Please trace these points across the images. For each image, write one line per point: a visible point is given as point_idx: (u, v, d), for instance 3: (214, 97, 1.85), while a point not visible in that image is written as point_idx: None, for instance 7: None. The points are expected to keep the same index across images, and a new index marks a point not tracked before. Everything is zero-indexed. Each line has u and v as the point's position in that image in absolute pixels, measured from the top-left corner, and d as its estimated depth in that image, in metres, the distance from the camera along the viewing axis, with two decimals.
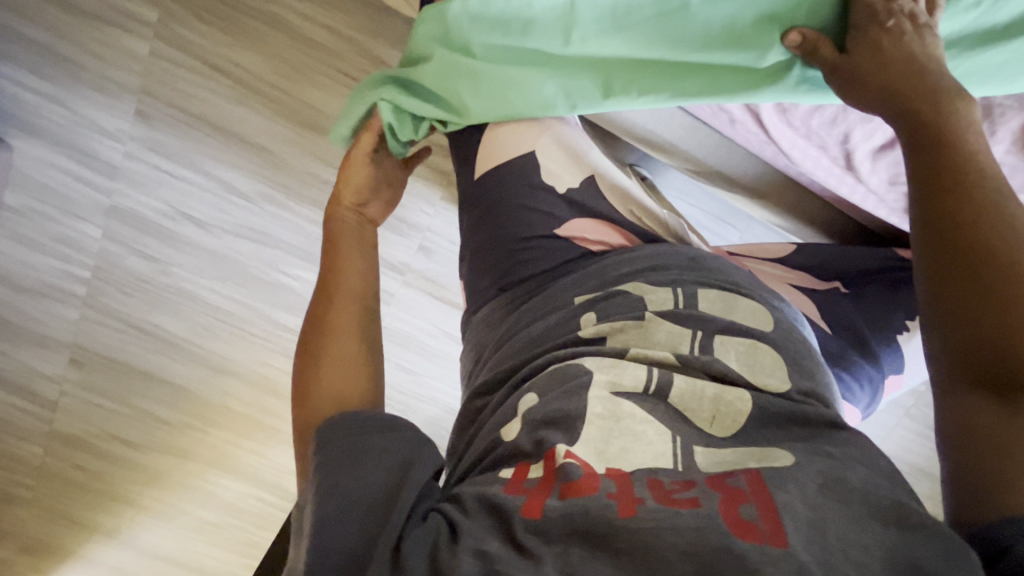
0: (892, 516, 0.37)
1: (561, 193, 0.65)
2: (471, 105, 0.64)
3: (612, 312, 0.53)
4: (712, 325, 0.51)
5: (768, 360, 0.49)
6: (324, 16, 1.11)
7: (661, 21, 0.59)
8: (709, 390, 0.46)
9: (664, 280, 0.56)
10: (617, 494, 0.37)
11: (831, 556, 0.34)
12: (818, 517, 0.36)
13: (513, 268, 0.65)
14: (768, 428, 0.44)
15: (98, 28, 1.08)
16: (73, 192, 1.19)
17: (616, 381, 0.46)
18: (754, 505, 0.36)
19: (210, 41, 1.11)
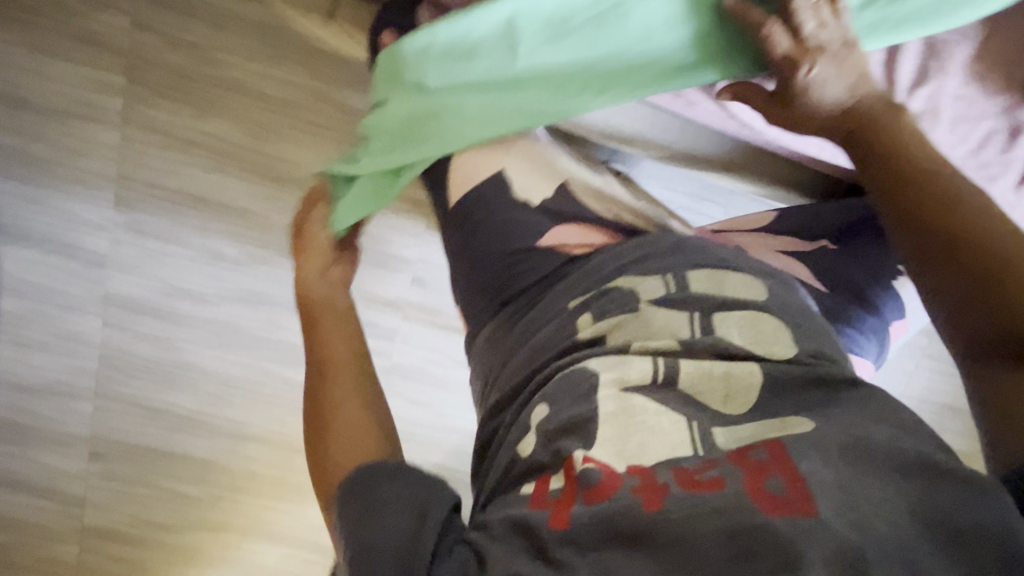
0: (921, 467, 0.36)
1: (535, 204, 0.66)
2: (434, 137, 0.64)
3: (608, 308, 0.53)
4: (707, 304, 0.51)
5: (771, 328, 0.49)
6: (282, 75, 1.19)
7: (602, 23, 0.61)
8: (717, 369, 0.46)
9: (652, 267, 0.56)
10: (641, 488, 0.37)
11: (865, 515, 0.33)
12: (846, 480, 0.35)
13: (507, 284, 0.65)
14: (785, 398, 0.44)
15: (70, 124, 1.16)
16: (68, 288, 1.23)
17: (623, 377, 0.46)
18: (780, 477, 0.35)
19: (179, 117, 1.19)
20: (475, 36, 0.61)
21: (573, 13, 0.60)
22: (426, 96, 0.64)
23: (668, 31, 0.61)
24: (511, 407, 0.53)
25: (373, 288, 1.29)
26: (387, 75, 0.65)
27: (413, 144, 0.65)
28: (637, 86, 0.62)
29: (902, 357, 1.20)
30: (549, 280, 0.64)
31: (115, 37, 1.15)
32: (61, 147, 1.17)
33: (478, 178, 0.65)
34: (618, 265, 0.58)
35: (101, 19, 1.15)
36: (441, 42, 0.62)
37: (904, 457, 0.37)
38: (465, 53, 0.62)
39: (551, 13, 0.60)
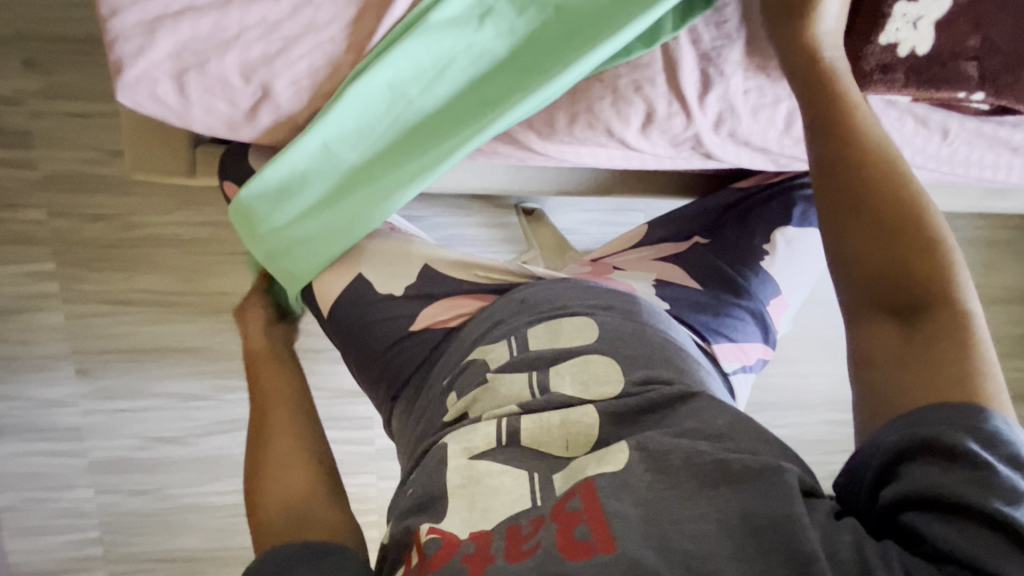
0: (720, 477, 0.46)
1: (399, 295, 0.70)
2: (295, 267, 0.72)
3: (465, 385, 0.61)
4: (544, 359, 0.60)
5: (601, 368, 0.59)
6: (194, 215, 1.26)
7: (404, 121, 0.66)
8: (554, 419, 0.55)
9: (498, 334, 0.65)
10: (470, 557, 0.46)
11: (667, 539, 0.43)
12: (649, 509, 0.45)
13: (393, 376, 0.69)
14: (613, 427, 0.54)
15: (14, 319, 1.25)
16: (55, 467, 1.34)
17: (470, 445, 0.55)
18: (587, 522, 0.45)
19: (111, 282, 1.26)
20: (299, 168, 0.67)
21: (375, 122, 0.65)
22: (277, 228, 0.71)
23: (463, 116, 0.65)
24: (404, 485, 0.61)
25: (337, 383, 1.39)
26: (238, 215, 0.71)
27: (283, 274, 0.74)
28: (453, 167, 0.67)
29: (828, 309, 1.27)
30: (428, 362, 0.68)
31: (34, 230, 1.22)
32: (9, 341, 1.26)
33: (343, 287, 0.71)
34: (476, 335, 0.66)
35: (14, 216, 1.21)
36: (272, 183, 0.68)
37: (707, 470, 0.46)
38: (299, 185, 0.69)
39: (354, 128, 0.65)
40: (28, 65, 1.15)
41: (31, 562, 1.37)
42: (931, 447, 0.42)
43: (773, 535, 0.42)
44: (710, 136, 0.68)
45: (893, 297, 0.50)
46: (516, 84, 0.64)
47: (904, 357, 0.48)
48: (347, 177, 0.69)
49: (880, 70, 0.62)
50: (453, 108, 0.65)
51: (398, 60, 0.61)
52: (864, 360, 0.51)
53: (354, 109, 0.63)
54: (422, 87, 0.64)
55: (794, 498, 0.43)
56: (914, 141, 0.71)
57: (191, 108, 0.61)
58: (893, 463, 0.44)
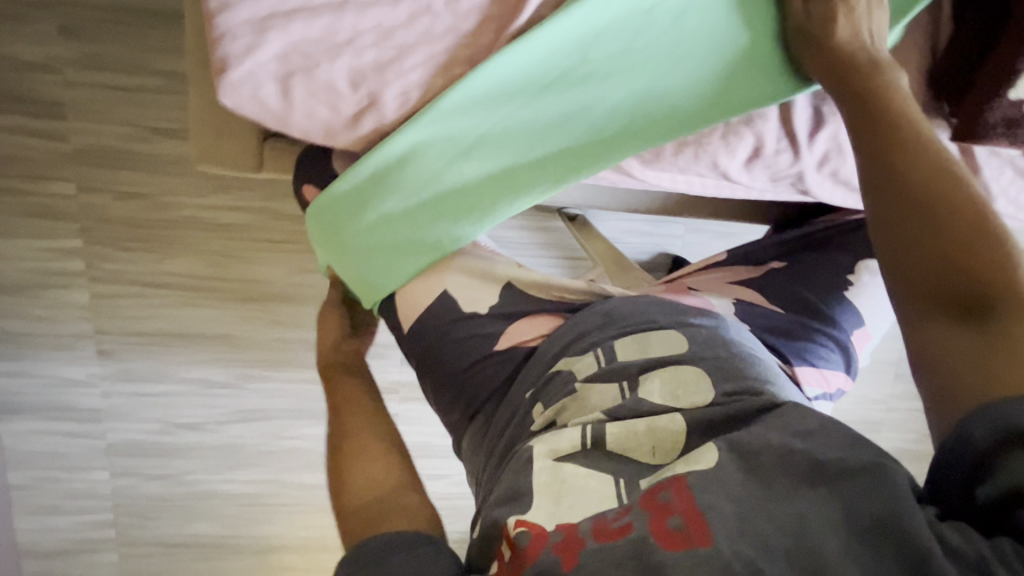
0: (814, 473, 0.45)
1: (484, 313, 0.68)
2: (372, 281, 0.68)
3: (553, 398, 0.60)
4: (633, 369, 0.58)
5: (691, 376, 0.57)
6: (232, 201, 1.22)
7: (495, 131, 0.61)
8: (641, 424, 0.54)
9: (584, 345, 0.62)
10: (561, 547, 0.45)
11: (768, 537, 0.41)
12: (743, 507, 0.44)
13: (471, 392, 0.67)
14: (708, 436, 0.52)
15: (38, 295, 1.20)
16: (71, 448, 1.31)
17: (556, 448, 0.53)
18: (681, 515, 0.44)
19: (141, 263, 1.22)
20: (372, 176, 0.63)
21: (466, 133, 0.61)
22: (355, 241, 0.67)
23: (558, 126, 0.61)
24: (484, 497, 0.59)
25: None
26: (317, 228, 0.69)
27: (360, 283, 0.70)
28: (548, 184, 0.63)
29: None
30: (509, 379, 0.66)
31: (61, 204, 1.17)
32: (29, 317, 1.21)
33: (430, 296, 0.68)
34: (558, 347, 0.64)
35: (43, 189, 1.15)
36: (350, 192, 0.64)
37: (801, 469, 0.45)
38: (373, 192, 0.64)
39: (445, 133, 0.60)
40: (65, 32, 1.08)
41: (42, 540, 1.35)
42: (1015, 437, 0.39)
43: (881, 533, 0.40)
44: (813, 174, 0.67)
45: (952, 294, 0.46)
46: (622, 104, 0.61)
47: (952, 317, 0.46)
48: (427, 189, 0.63)
49: (1004, 124, 0.58)
50: (550, 121, 0.61)
51: (495, 75, 0.57)
52: (938, 367, 0.46)
53: (442, 117, 0.59)
54: (523, 100, 0.60)
55: (892, 489, 0.42)
56: (1009, 191, 0.69)
57: (290, 114, 0.58)
58: (988, 459, 0.40)
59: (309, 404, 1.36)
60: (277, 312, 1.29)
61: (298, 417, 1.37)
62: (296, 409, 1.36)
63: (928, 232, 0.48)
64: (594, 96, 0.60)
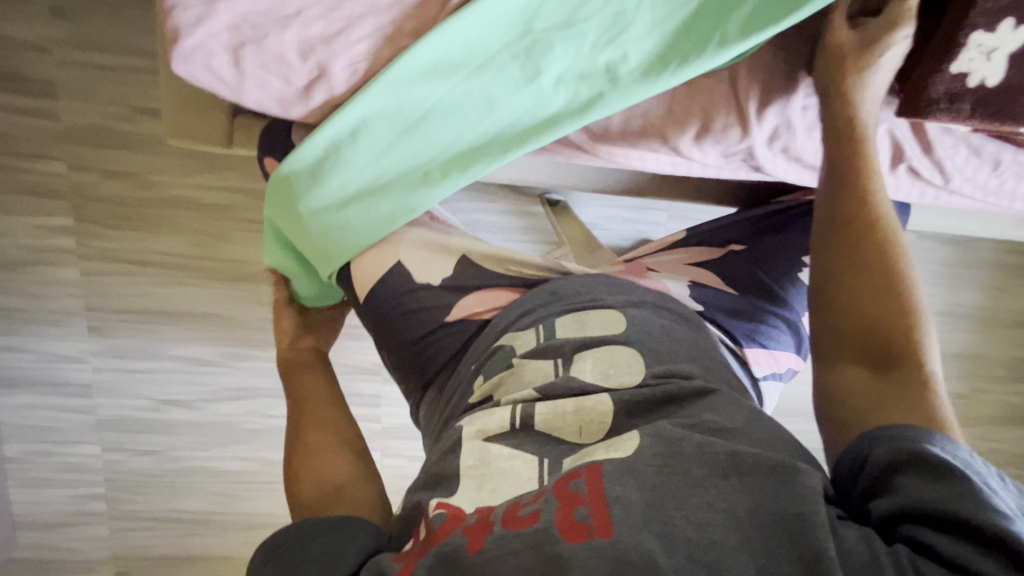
0: (731, 468, 0.44)
1: (438, 285, 0.69)
2: (327, 255, 0.70)
3: (491, 370, 0.60)
4: (569, 347, 0.59)
5: (625, 357, 0.57)
6: (218, 181, 1.25)
7: (443, 103, 0.63)
8: (568, 405, 0.54)
9: (527, 322, 0.63)
10: (470, 529, 0.45)
11: (672, 526, 0.41)
12: (653, 499, 0.43)
13: (422, 365, 0.69)
14: (633, 416, 0.52)
15: (30, 272, 1.24)
16: (63, 422, 1.35)
17: (484, 428, 0.54)
18: (587, 505, 0.43)
19: (129, 242, 1.25)
20: (327, 147, 0.65)
21: (415, 107, 0.63)
22: (307, 218, 0.68)
23: (504, 98, 0.63)
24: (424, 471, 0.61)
25: (347, 360, 1.40)
26: (274, 208, 0.71)
27: (313, 255, 0.71)
28: (497, 154, 0.64)
29: None
30: (457, 355, 0.67)
31: (52, 182, 1.20)
32: (22, 293, 1.25)
33: (380, 272, 0.69)
34: (503, 325, 0.65)
35: (35, 167, 1.19)
36: (306, 163, 0.66)
37: (716, 461, 0.45)
38: (328, 163, 0.66)
39: (394, 106, 0.62)
40: (53, 11, 1.11)
41: (34, 512, 1.39)
42: (914, 463, 0.43)
43: (786, 534, 0.40)
44: (763, 150, 0.68)
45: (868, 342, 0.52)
46: (567, 75, 0.62)
47: (870, 331, 0.52)
48: (380, 160, 0.65)
49: (948, 99, 0.59)
50: (497, 93, 0.62)
51: (440, 45, 0.59)
52: (845, 399, 0.52)
53: (391, 87, 0.61)
54: (469, 71, 0.61)
55: (800, 496, 0.42)
56: (965, 169, 0.69)
57: (245, 85, 0.60)
58: (887, 475, 0.44)
59: None
60: (261, 292, 1.31)
61: (282, 397, 1.40)
62: (280, 388, 1.39)
63: (857, 255, 0.55)
64: (540, 67, 0.61)
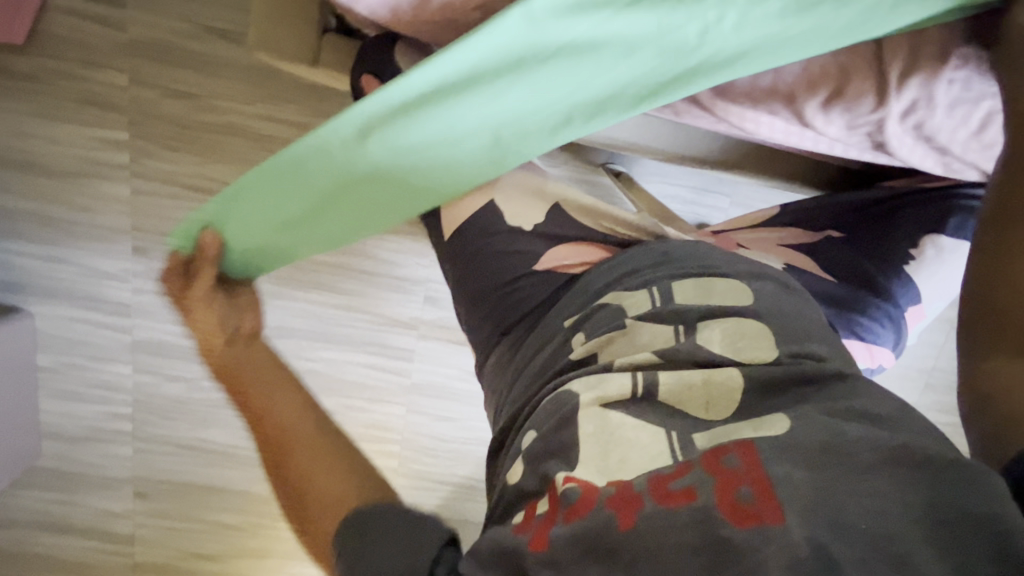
0: (910, 462, 0.37)
1: (529, 231, 0.66)
2: (399, 203, 0.66)
3: (597, 328, 0.54)
4: (691, 314, 0.51)
5: (755, 330, 0.49)
6: (279, 112, 1.22)
7: (578, 44, 0.59)
8: (697, 376, 0.46)
9: (637, 283, 0.56)
10: (615, 501, 0.39)
11: (845, 517, 0.34)
12: (822, 483, 0.36)
13: (506, 312, 0.65)
14: (773, 397, 0.44)
15: (81, 182, 1.22)
16: (97, 339, 1.34)
17: (604, 394, 0.47)
18: (751, 484, 0.37)
19: (183, 164, 1.23)
20: (439, 81, 0.60)
21: (542, 45, 0.59)
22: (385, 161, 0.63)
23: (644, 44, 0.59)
24: (510, 434, 0.55)
25: (386, 310, 1.38)
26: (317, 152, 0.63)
27: (376, 203, 0.66)
28: (619, 108, 0.61)
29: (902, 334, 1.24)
30: (546, 306, 0.63)
31: (112, 94, 1.17)
32: (71, 203, 1.23)
33: (472, 210, 0.67)
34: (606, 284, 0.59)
35: (97, 77, 1.16)
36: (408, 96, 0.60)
37: (896, 451, 0.37)
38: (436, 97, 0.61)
39: (520, 42, 0.58)
40: None
41: (59, 425, 1.39)
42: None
43: (978, 533, 0.33)
44: (894, 124, 0.63)
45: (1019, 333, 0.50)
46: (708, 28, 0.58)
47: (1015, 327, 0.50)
48: (496, 98, 0.61)
49: None
50: (632, 38, 0.59)
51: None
52: (996, 394, 0.49)
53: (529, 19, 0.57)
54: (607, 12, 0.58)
55: (998, 495, 0.35)
56: None
57: None
58: None
59: (330, 328, 1.38)
60: None
61: (317, 340, 1.38)
62: (316, 331, 1.37)
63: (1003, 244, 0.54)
64: (690, 18, 0.58)
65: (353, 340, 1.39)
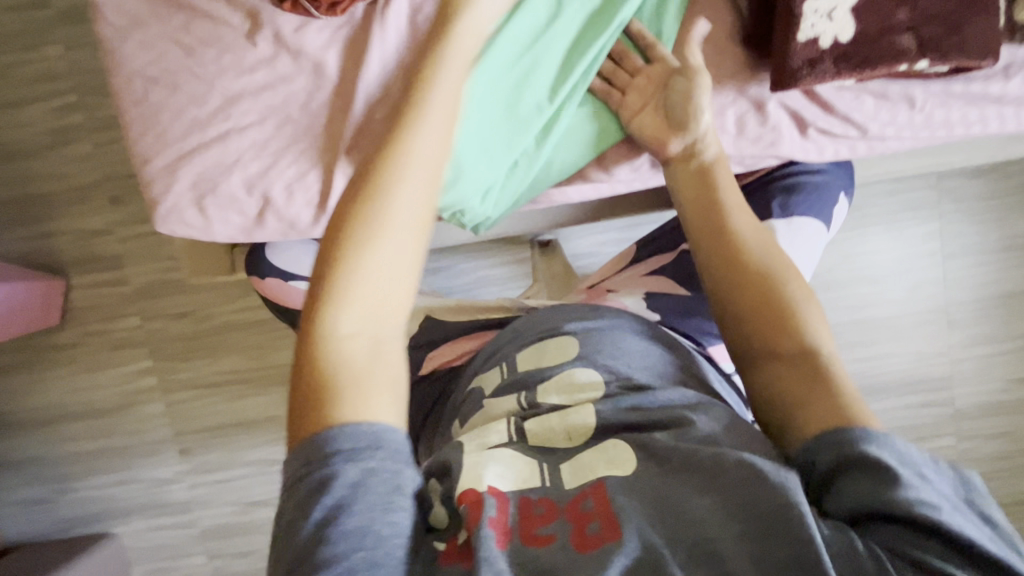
0: (713, 471, 0.50)
1: (419, 342, 0.80)
2: None
3: (468, 413, 0.66)
4: (531, 380, 0.64)
5: (580, 379, 0.62)
6: (252, 299, 1.41)
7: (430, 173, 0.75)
8: (554, 417, 0.59)
9: (494, 363, 0.70)
10: (495, 523, 0.49)
11: (678, 531, 0.48)
12: (659, 513, 0.49)
13: (419, 414, 0.75)
14: (609, 429, 0.57)
15: (127, 411, 1.46)
16: (173, 539, 1.52)
17: (485, 441, 0.58)
18: (599, 520, 0.49)
19: (197, 369, 1.44)
20: None
21: None
22: None
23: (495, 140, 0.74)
24: None
25: None
26: None
27: None
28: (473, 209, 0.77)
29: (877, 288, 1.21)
30: (444, 399, 0.73)
31: (133, 335, 1.43)
32: (125, 431, 1.47)
33: None
34: (475, 367, 0.73)
35: (117, 326, 1.42)
36: None
37: (699, 467, 0.51)
38: None
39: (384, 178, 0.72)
40: (112, 201, 1.36)
41: None
42: (853, 463, 0.48)
43: (777, 521, 0.45)
44: None
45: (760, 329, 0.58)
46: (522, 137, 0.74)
47: (763, 326, 0.58)
48: None
49: (808, 64, 0.64)
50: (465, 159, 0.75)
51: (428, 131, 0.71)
52: (777, 396, 0.56)
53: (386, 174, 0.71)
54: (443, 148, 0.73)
55: (786, 483, 0.47)
56: (879, 115, 0.70)
57: (212, 226, 0.73)
58: (830, 476, 0.49)
59: None
60: None
61: None
62: None
63: (728, 259, 0.61)
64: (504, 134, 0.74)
65: None
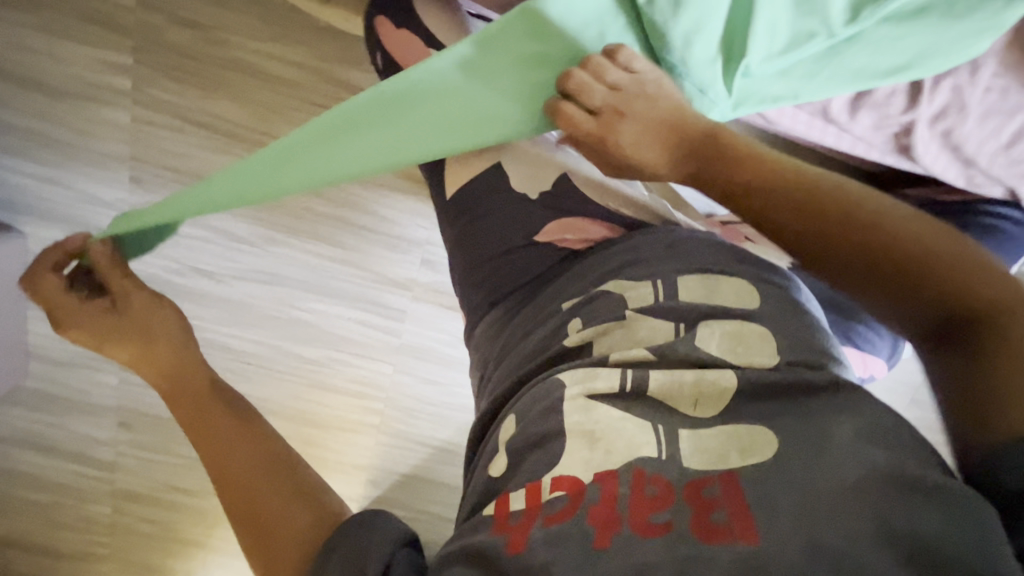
0: (888, 478, 0.40)
1: (536, 199, 0.66)
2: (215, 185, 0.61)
3: (595, 316, 0.56)
4: (694, 314, 0.54)
5: (756, 338, 0.52)
6: (287, 52, 1.13)
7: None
8: (688, 376, 0.50)
9: (641, 273, 0.58)
10: (597, 517, 0.42)
11: (815, 535, 0.38)
12: (800, 502, 0.40)
13: (506, 281, 0.65)
14: (757, 402, 0.48)
15: (80, 104, 1.09)
16: None
17: (591, 387, 0.50)
18: (725, 509, 0.41)
19: (187, 98, 1.12)
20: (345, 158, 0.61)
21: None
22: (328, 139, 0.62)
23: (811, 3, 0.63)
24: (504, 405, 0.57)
25: (387, 270, 1.24)
26: None
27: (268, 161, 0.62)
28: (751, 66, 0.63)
29: None
30: (547, 276, 0.64)
31: (119, 15, 1.06)
32: (68, 127, 1.09)
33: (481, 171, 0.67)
34: (608, 267, 0.60)
35: None
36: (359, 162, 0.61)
37: (868, 467, 0.41)
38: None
39: None
40: None
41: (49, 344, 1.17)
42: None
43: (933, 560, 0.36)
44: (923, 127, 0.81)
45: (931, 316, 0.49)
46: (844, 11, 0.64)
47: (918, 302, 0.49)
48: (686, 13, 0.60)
49: None
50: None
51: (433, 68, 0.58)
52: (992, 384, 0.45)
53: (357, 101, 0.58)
54: None
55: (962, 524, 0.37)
56: None
57: None
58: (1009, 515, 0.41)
59: (324, 279, 1.22)
60: None
61: (308, 289, 1.23)
62: (308, 279, 1.22)
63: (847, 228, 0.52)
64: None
65: (346, 292, 1.24)
